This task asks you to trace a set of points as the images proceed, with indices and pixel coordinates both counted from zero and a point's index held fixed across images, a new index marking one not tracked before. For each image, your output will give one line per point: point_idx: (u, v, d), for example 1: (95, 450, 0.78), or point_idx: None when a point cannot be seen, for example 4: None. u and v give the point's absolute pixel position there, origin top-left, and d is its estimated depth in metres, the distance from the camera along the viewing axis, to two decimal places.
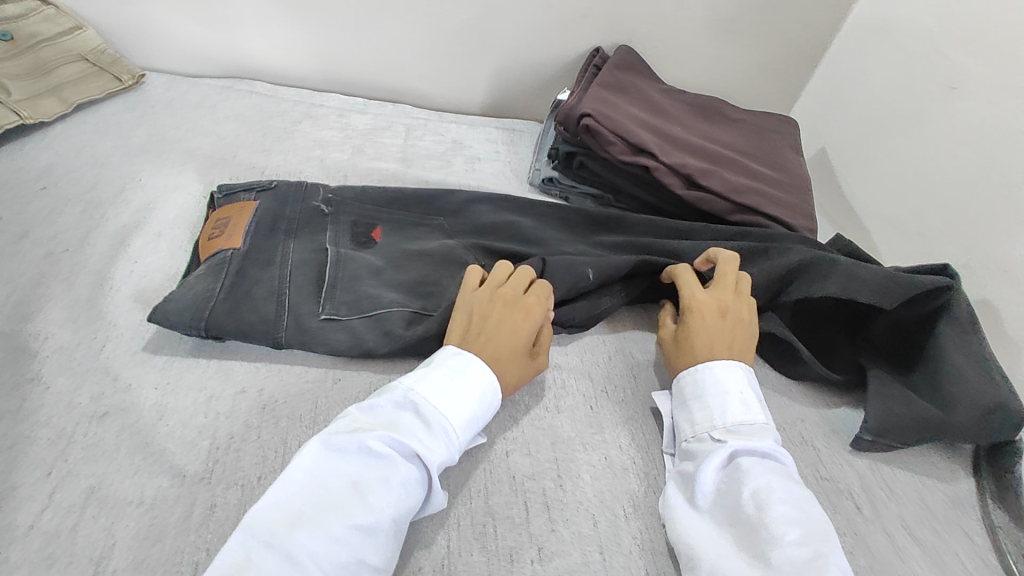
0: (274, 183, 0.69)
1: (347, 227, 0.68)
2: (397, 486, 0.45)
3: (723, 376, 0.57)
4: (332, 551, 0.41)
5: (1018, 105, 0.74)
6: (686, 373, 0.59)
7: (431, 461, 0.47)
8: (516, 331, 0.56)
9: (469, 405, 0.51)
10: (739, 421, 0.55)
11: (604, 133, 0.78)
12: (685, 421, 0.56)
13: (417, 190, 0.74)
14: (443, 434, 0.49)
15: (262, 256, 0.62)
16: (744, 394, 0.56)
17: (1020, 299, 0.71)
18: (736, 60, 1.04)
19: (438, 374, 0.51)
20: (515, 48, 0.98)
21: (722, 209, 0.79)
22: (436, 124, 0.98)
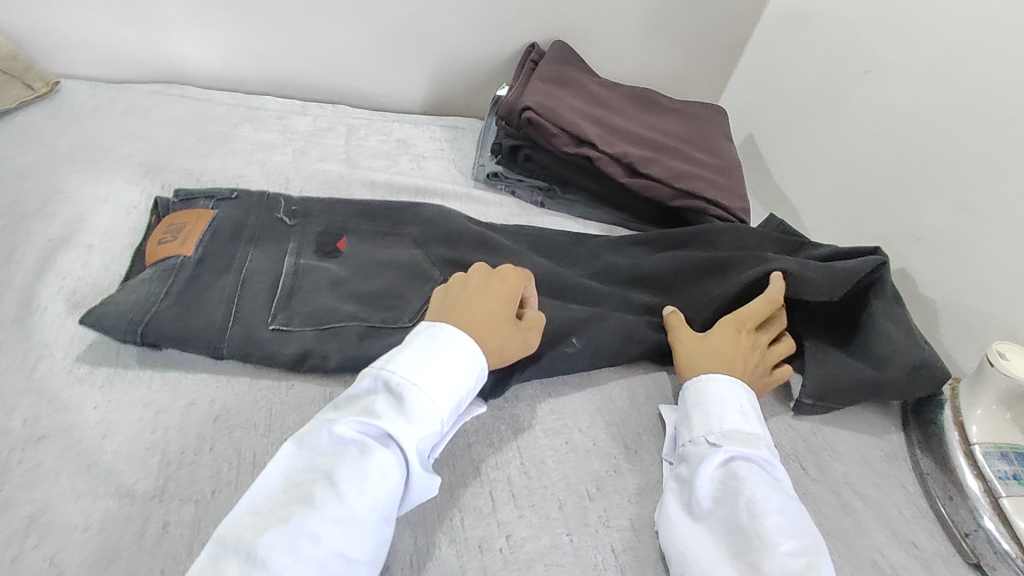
0: (235, 193, 0.69)
1: (313, 237, 0.69)
2: (371, 473, 0.44)
3: (726, 385, 0.58)
4: (306, 545, 0.40)
5: (925, 84, 0.79)
6: (692, 381, 0.60)
7: (406, 444, 0.46)
8: (493, 304, 0.56)
9: (444, 383, 0.50)
10: (734, 426, 0.55)
11: (547, 126, 0.80)
12: (684, 426, 0.57)
13: (385, 204, 0.75)
14: (420, 414, 0.48)
15: (219, 264, 0.61)
16: (742, 402, 0.57)
17: (934, 266, 0.77)
18: (672, 49, 1.06)
19: (410, 351, 0.51)
20: (455, 46, 0.99)
21: (664, 195, 0.81)
22: (379, 123, 0.97)
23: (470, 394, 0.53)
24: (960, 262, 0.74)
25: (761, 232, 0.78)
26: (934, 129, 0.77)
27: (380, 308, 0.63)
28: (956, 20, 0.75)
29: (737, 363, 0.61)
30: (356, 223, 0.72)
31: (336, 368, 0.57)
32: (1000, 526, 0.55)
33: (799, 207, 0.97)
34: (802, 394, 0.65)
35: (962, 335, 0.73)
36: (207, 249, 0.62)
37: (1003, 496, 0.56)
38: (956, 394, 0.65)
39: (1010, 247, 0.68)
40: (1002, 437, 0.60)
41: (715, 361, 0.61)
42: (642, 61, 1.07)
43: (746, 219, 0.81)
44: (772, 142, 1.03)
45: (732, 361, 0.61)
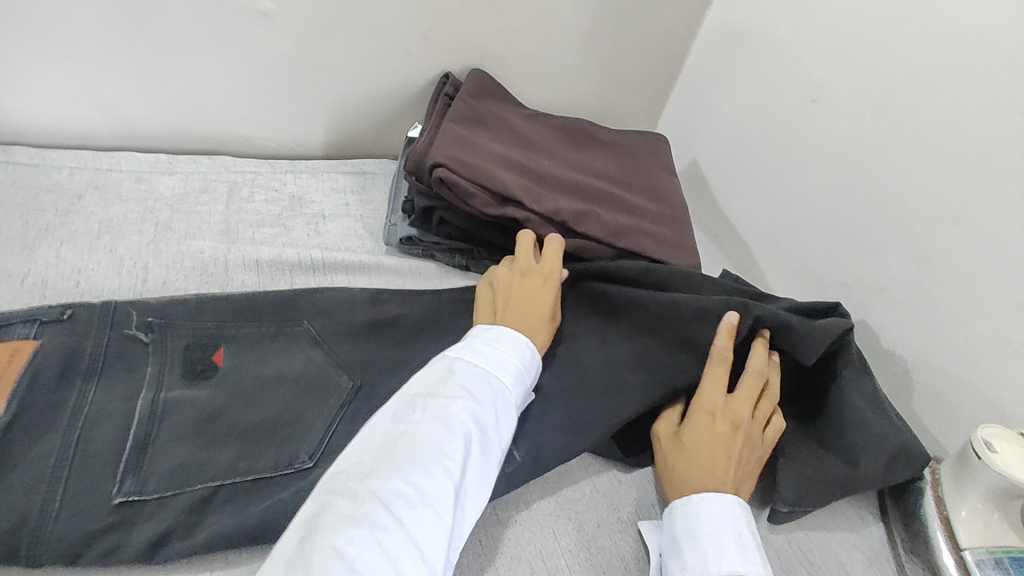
0: (68, 310, 0.54)
1: (177, 356, 0.55)
2: (465, 441, 0.46)
3: (723, 512, 0.50)
4: (409, 502, 0.42)
5: (875, 120, 0.71)
6: (681, 501, 0.52)
7: (489, 420, 0.49)
8: (541, 291, 0.61)
9: (511, 367, 0.53)
10: (733, 571, 0.47)
11: (461, 184, 0.67)
12: (675, 563, 0.49)
13: (267, 299, 0.61)
14: (498, 394, 0.51)
15: (41, 421, 0.47)
16: (742, 536, 0.49)
17: (897, 321, 0.69)
18: (602, 70, 0.95)
19: (479, 341, 0.54)
20: (351, 81, 0.85)
21: (603, 256, 0.71)
22: (268, 176, 0.82)
23: (530, 382, 0.56)
24: (923, 317, 0.67)
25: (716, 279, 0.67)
26: (885, 169, 0.70)
27: (270, 446, 0.51)
28: (907, 47, 0.67)
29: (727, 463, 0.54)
30: (234, 330, 0.58)
31: None
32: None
33: (750, 244, 0.89)
34: (779, 502, 0.56)
35: (932, 399, 0.66)
36: (24, 403, 0.47)
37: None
38: (938, 480, 0.57)
39: (978, 306, 0.62)
40: (992, 538, 0.53)
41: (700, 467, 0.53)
42: (570, 84, 0.96)
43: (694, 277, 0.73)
44: (715, 170, 0.95)
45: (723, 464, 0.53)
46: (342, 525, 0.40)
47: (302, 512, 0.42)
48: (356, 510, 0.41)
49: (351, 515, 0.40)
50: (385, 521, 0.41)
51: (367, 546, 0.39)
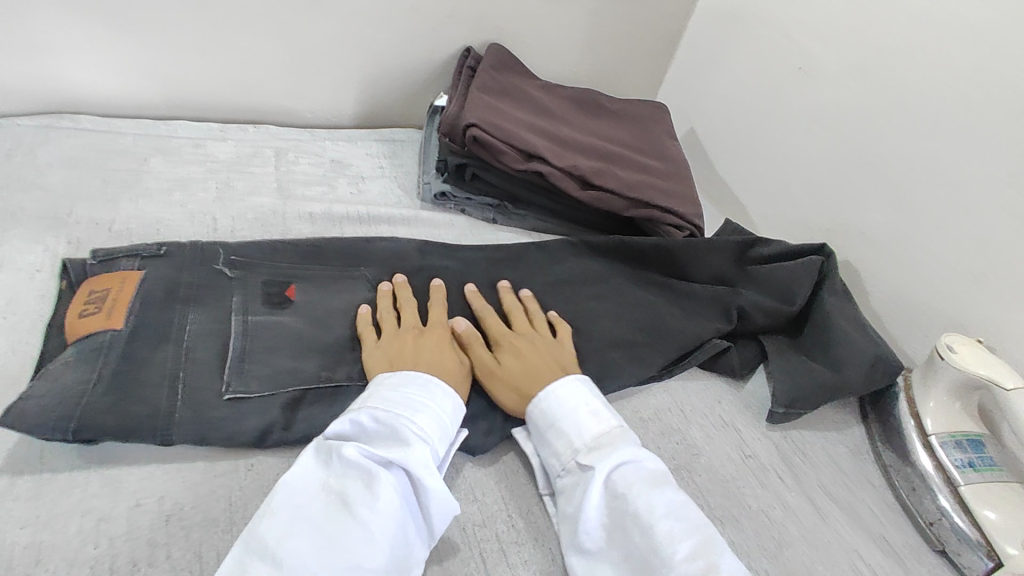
0: (163, 248, 0.62)
1: (258, 290, 0.62)
2: (382, 500, 0.45)
3: (566, 396, 0.56)
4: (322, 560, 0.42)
5: (855, 82, 0.81)
6: (534, 404, 0.56)
7: (405, 460, 0.47)
8: (444, 346, 0.59)
9: (431, 414, 0.52)
10: (595, 435, 0.53)
11: (493, 143, 0.76)
12: (550, 453, 0.54)
13: (331, 242, 0.69)
14: (415, 434, 0.49)
15: (155, 333, 0.55)
16: (591, 406, 0.55)
17: (874, 258, 0.79)
18: (609, 46, 1.04)
19: (394, 390, 0.52)
20: (383, 55, 0.93)
21: (619, 206, 0.80)
22: (309, 143, 0.90)
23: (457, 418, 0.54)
24: (895, 252, 0.77)
25: (715, 242, 0.78)
26: (864, 128, 0.80)
27: (348, 360, 0.59)
28: (884, 18, 0.77)
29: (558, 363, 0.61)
30: (305, 267, 0.66)
31: (301, 438, 0.53)
32: (958, 510, 0.58)
33: (744, 201, 0.99)
34: (774, 405, 0.66)
35: (904, 324, 0.76)
36: (143, 320, 0.55)
37: (961, 480, 0.60)
38: (910, 383, 0.67)
39: (944, 239, 0.72)
40: (955, 425, 0.63)
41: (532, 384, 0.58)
42: (580, 59, 1.05)
43: (699, 223, 0.81)
44: (712, 137, 1.05)
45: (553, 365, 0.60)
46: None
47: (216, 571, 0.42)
48: None
49: None
50: None
51: None
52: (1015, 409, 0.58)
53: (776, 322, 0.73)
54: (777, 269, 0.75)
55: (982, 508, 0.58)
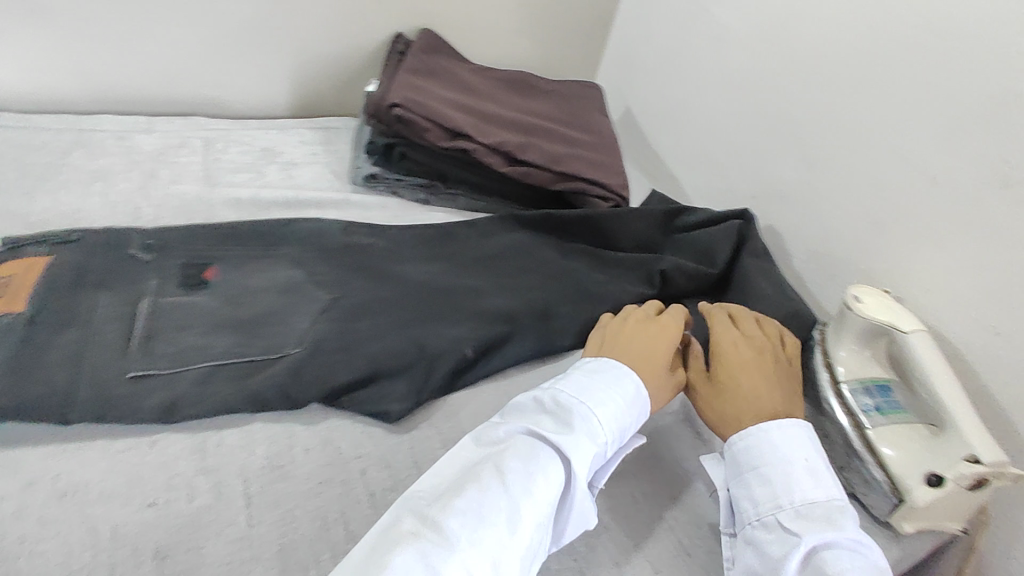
0: (76, 235, 0.61)
1: (174, 272, 0.62)
2: (536, 478, 0.46)
3: (785, 443, 0.54)
4: (470, 521, 0.43)
5: (768, 50, 0.83)
6: (737, 438, 0.56)
7: (567, 446, 0.48)
8: (653, 342, 0.60)
9: (606, 409, 0.52)
10: (806, 498, 0.51)
11: (416, 121, 0.78)
12: (744, 499, 0.53)
13: (251, 225, 0.70)
14: (582, 427, 0.50)
15: (61, 317, 0.55)
16: (808, 463, 0.53)
17: (794, 219, 0.81)
18: (541, 29, 1.06)
19: (585, 377, 0.55)
20: (313, 43, 0.94)
21: (546, 179, 0.81)
22: (239, 133, 0.90)
23: (632, 428, 0.54)
24: (812, 212, 0.79)
25: (639, 210, 0.80)
26: (779, 93, 0.82)
27: (262, 335, 0.58)
28: None
29: (765, 395, 0.58)
30: (223, 249, 0.66)
31: (210, 413, 0.53)
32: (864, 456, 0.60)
33: (679, 174, 1.01)
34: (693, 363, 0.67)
35: (824, 282, 0.79)
36: (48, 303, 0.55)
37: (867, 426, 0.61)
38: (825, 336, 0.68)
39: (852, 195, 0.74)
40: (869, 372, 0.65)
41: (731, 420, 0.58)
42: (513, 42, 1.06)
43: (625, 194, 0.83)
44: (646, 114, 1.07)
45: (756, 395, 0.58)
46: (411, 538, 0.42)
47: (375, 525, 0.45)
48: (421, 528, 0.42)
49: (415, 531, 0.42)
50: (437, 538, 0.42)
51: (418, 562, 0.40)
52: (914, 349, 0.61)
53: (700, 285, 0.75)
54: (700, 236, 0.78)
55: (883, 447, 0.60)
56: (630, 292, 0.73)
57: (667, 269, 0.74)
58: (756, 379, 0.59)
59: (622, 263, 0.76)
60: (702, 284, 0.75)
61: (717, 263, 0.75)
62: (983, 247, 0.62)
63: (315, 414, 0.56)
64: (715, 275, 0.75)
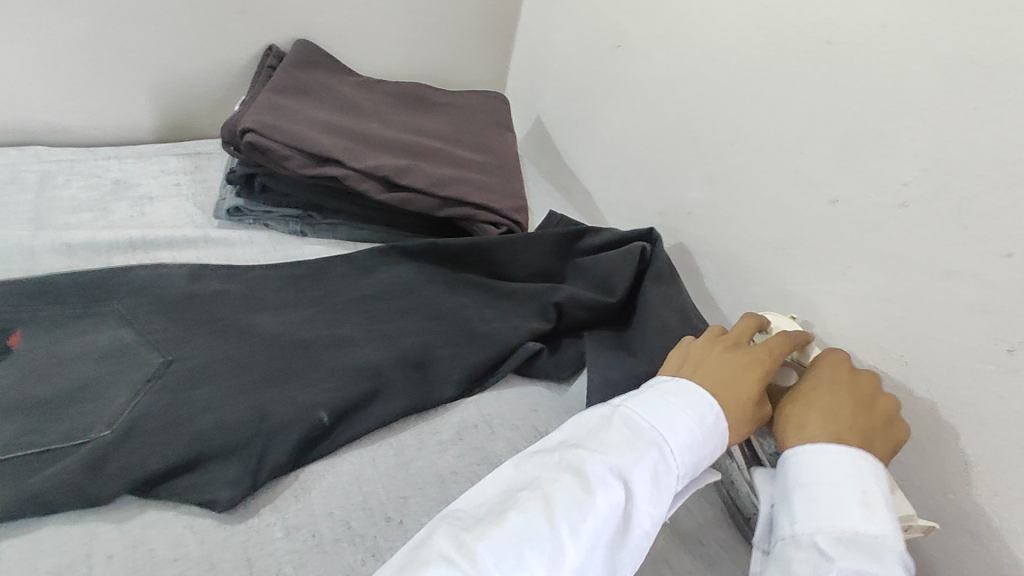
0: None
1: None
2: (593, 515, 0.41)
3: (842, 467, 0.45)
4: (506, 557, 0.39)
5: (666, 57, 0.78)
6: (793, 452, 0.47)
7: (630, 479, 0.43)
8: (742, 371, 0.51)
9: (679, 439, 0.46)
10: (853, 527, 0.42)
11: (274, 148, 0.69)
12: (783, 513, 0.45)
13: (74, 277, 0.60)
14: (651, 458, 0.44)
15: None
16: (866, 495, 0.43)
17: (702, 238, 0.76)
18: (437, 37, 0.99)
19: (657, 397, 0.48)
20: (174, 61, 0.84)
21: (430, 206, 0.74)
22: (88, 163, 0.80)
23: (707, 459, 0.47)
24: (719, 229, 0.74)
25: (533, 235, 0.74)
26: (679, 104, 0.77)
27: (64, 417, 0.50)
28: None
29: (842, 410, 0.49)
30: (34, 310, 0.57)
31: None
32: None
33: (590, 189, 0.95)
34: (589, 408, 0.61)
35: (736, 305, 0.73)
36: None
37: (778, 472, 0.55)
38: None
39: (756, 212, 0.69)
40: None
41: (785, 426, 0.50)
42: (408, 54, 0.98)
43: (519, 217, 0.76)
44: (555, 126, 1.01)
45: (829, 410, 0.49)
46: (437, 566, 0.38)
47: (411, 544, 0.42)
48: (452, 556, 0.39)
49: (447, 558, 0.39)
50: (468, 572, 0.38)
51: None
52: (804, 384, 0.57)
53: (598, 316, 0.68)
54: (599, 261, 0.72)
55: None
56: (520, 330, 0.66)
57: (561, 302, 0.67)
58: (836, 397, 0.50)
59: (514, 296, 0.70)
60: (600, 315, 0.68)
61: (616, 292, 0.69)
62: (885, 270, 0.57)
63: (125, 510, 0.47)
64: (614, 305, 0.68)
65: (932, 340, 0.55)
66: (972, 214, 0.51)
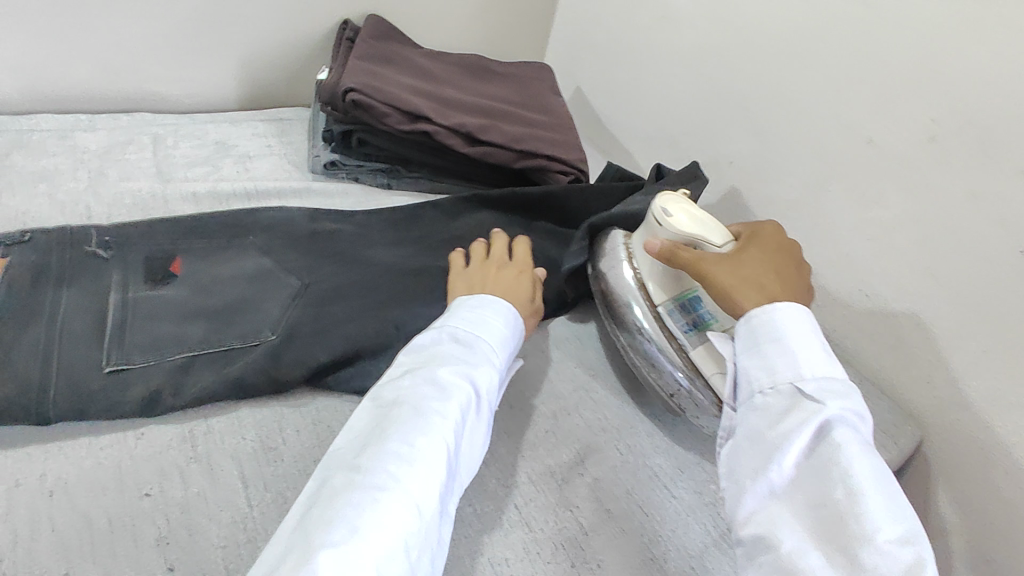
0: (28, 234, 0.59)
1: (136, 265, 0.60)
2: (459, 407, 0.47)
3: (804, 325, 0.51)
4: (403, 459, 0.43)
5: (709, 24, 0.87)
6: (759, 312, 0.53)
7: (475, 379, 0.50)
8: (517, 282, 0.63)
9: (495, 337, 0.54)
10: (823, 375, 0.49)
11: (376, 106, 0.78)
12: (759, 368, 0.51)
13: (215, 217, 0.68)
14: (485, 356, 0.52)
15: (24, 313, 0.53)
16: (824, 350, 0.50)
17: (744, 184, 0.86)
18: (488, 13, 1.08)
19: (472, 311, 0.55)
20: (259, 34, 0.92)
21: (507, 158, 0.83)
22: (189, 127, 0.88)
23: (514, 350, 0.57)
24: (761, 176, 0.84)
25: (600, 188, 0.82)
26: (721, 65, 0.87)
27: (236, 323, 0.58)
28: None
29: (782, 274, 0.57)
30: (189, 243, 0.65)
31: (192, 401, 0.52)
32: (699, 388, 0.61)
33: (633, 150, 1.05)
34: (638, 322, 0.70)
35: None
36: (3, 306, 0.53)
37: (687, 345, 0.62)
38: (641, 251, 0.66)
39: (796, 157, 0.79)
40: (678, 288, 0.63)
41: (747, 288, 0.55)
42: (462, 29, 1.07)
43: (584, 168, 0.86)
44: (596, 94, 1.10)
45: (773, 269, 0.57)
46: (345, 489, 0.41)
47: (305, 485, 0.43)
48: (355, 478, 0.42)
49: (352, 482, 0.42)
50: (372, 484, 0.42)
51: (364, 506, 0.40)
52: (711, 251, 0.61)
53: None
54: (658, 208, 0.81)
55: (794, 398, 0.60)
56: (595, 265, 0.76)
57: None
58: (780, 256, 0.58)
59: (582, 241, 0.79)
60: None
61: None
62: (914, 197, 0.68)
63: (301, 398, 0.57)
64: None
65: (955, 252, 0.65)
66: (992, 143, 0.61)
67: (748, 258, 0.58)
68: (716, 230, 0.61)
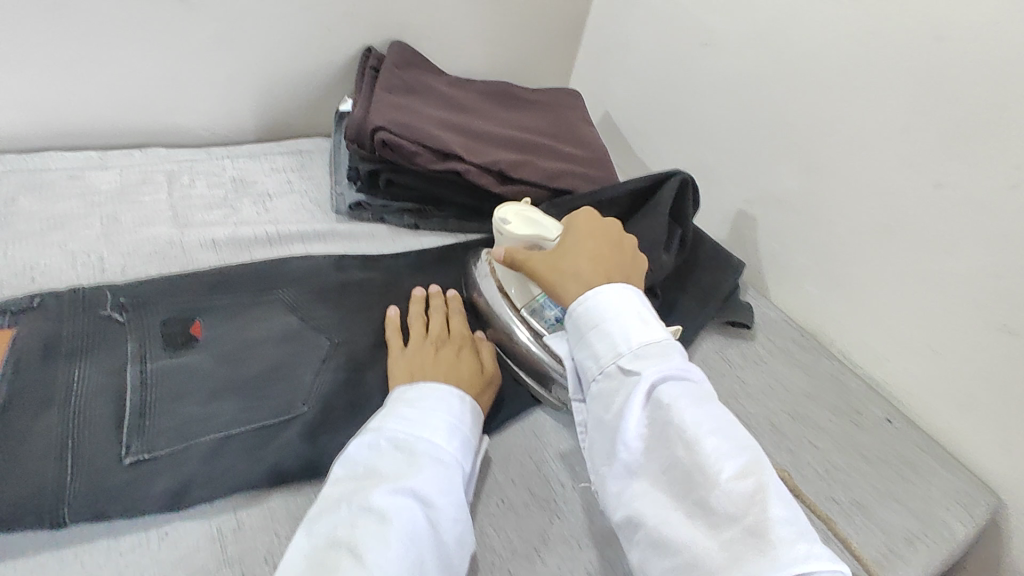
0: (38, 299, 0.54)
1: (155, 330, 0.55)
2: (402, 529, 0.43)
3: (620, 297, 0.52)
4: None
5: (756, 52, 0.82)
6: (579, 303, 0.53)
7: (419, 489, 0.46)
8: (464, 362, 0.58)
9: (437, 431, 0.50)
10: (641, 342, 0.50)
11: (405, 145, 0.73)
12: (587, 357, 0.52)
13: (238, 270, 0.64)
14: (426, 458, 0.48)
15: (37, 396, 0.48)
16: (642, 313, 0.52)
17: (792, 224, 0.81)
18: (515, 34, 1.03)
19: (407, 408, 0.52)
20: (278, 60, 0.87)
21: (542, 197, 0.79)
22: (206, 163, 0.83)
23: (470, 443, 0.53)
24: (812, 216, 0.79)
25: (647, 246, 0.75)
26: (769, 97, 0.82)
27: (263, 397, 0.53)
28: None
29: (604, 255, 0.58)
30: (211, 300, 0.60)
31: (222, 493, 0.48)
32: None
33: None
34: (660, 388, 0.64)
35: (828, 287, 0.79)
36: (15, 388, 0.48)
37: None
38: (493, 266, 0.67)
39: (852, 199, 0.74)
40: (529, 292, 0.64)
41: (568, 281, 0.56)
42: (487, 51, 1.02)
43: None
44: (627, 119, 1.05)
45: (598, 254, 0.58)
46: None
47: None
48: None
49: None
50: None
51: None
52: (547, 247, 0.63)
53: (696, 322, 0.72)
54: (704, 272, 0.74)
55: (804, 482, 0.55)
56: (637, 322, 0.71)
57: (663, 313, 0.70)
58: (597, 238, 0.59)
59: None
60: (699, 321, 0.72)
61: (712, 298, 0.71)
62: (990, 252, 0.63)
63: None
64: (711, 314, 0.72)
65: None
66: None
67: (567, 250, 0.59)
68: (551, 226, 0.63)
